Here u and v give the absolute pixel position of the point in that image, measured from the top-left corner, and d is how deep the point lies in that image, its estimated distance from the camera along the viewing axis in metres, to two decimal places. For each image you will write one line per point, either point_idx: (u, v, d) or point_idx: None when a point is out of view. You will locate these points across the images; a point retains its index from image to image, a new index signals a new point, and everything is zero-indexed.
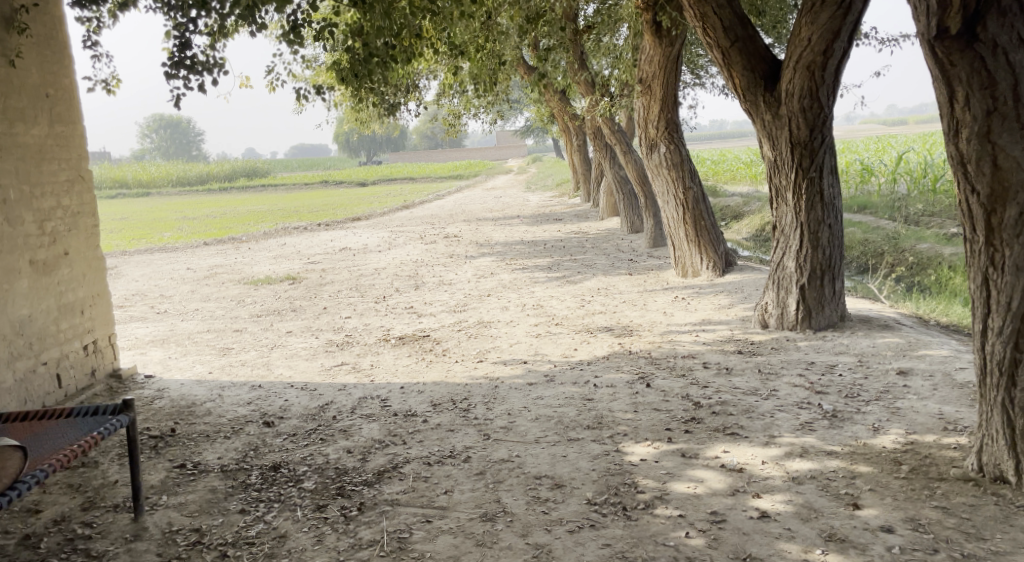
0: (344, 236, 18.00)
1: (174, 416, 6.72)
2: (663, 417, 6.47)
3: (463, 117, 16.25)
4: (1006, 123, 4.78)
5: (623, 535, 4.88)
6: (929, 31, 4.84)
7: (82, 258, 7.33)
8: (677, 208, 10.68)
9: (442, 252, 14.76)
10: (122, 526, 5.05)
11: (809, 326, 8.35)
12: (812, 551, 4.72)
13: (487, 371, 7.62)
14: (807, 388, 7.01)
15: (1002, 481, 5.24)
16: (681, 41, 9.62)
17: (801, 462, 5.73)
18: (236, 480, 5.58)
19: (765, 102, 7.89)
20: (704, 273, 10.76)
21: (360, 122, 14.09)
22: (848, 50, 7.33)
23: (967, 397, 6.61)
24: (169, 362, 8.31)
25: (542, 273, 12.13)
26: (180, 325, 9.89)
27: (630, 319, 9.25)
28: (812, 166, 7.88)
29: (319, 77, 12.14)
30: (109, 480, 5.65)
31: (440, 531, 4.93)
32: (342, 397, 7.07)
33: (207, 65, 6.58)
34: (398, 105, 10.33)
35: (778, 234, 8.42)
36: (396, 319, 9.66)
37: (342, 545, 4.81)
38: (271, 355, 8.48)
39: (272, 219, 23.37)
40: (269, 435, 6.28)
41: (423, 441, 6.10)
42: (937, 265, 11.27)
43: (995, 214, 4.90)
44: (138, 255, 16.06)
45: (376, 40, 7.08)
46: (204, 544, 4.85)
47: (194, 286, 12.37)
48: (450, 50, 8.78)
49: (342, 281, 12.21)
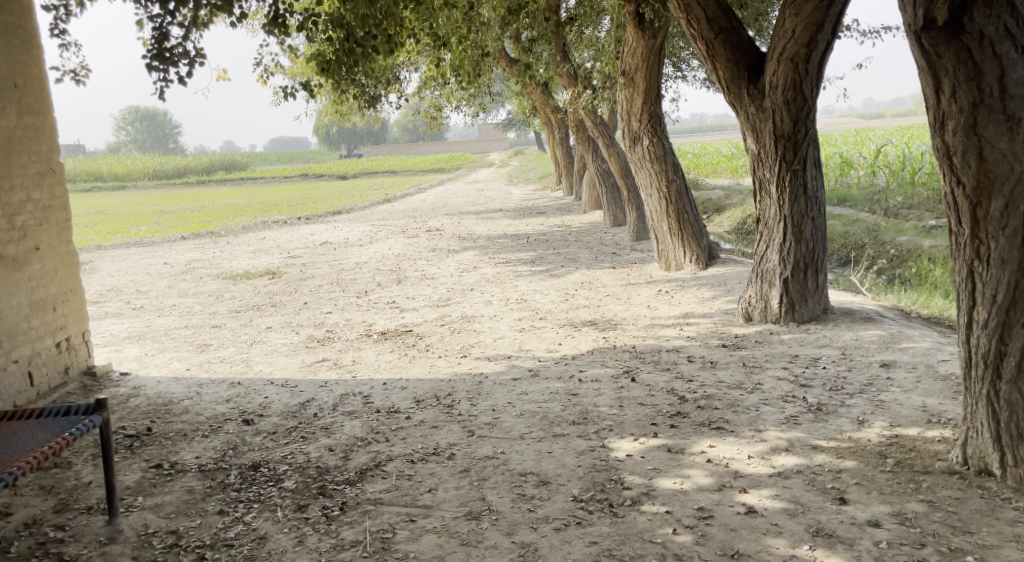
0: (324, 230, 17.83)
1: (151, 414, 6.59)
2: (648, 411, 6.42)
3: (445, 110, 16.14)
4: (993, 116, 4.76)
5: (609, 533, 4.82)
6: (915, 22, 4.83)
7: (54, 254, 7.17)
8: (661, 200, 10.63)
9: (423, 245, 14.64)
10: (97, 528, 4.94)
11: (792, 319, 8.33)
12: (799, 546, 4.68)
13: (472, 367, 7.53)
14: (792, 382, 6.99)
15: (987, 473, 5.24)
16: (664, 33, 9.52)
17: (788, 457, 5.69)
18: (214, 480, 5.47)
19: (749, 94, 7.83)
20: (687, 267, 10.71)
21: (341, 114, 13.94)
22: (831, 42, 7.30)
23: (951, 389, 6.62)
24: (146, 360, 8.16)
25: (525, 266, 12.06)
26: (157, 321, 9.74)
27: (615, 313, 9.19)
28: (795, 159, 7.84)
29: (299, 69, 11.96)
30: (83, 482, 5.53)
31: (424, 530, 4.86)
32: (323, 393, 6.96)
33: (186, 54, 6.47)
34: (379, 98, 10.21)
35: (761, 227, 8.37)
36: (378, 314, 9.56)
37: (324, 546, 4.73)
38: (251, 351, 8.35)
39: (253, 213, 23.16)
40: (248, 433, 6.17)
41: (407, 438, 6.01)
42: (918, 257, 11.31)
43: (980, 206, 4.88)
44: (115, 249, 15.84)
45: (360, 30, 7.00)
46: (181, 547, 4.75)
47: (172, 280, 12.21)
48: (433, 41, 8.67)
49: (324, 275, 12.09)
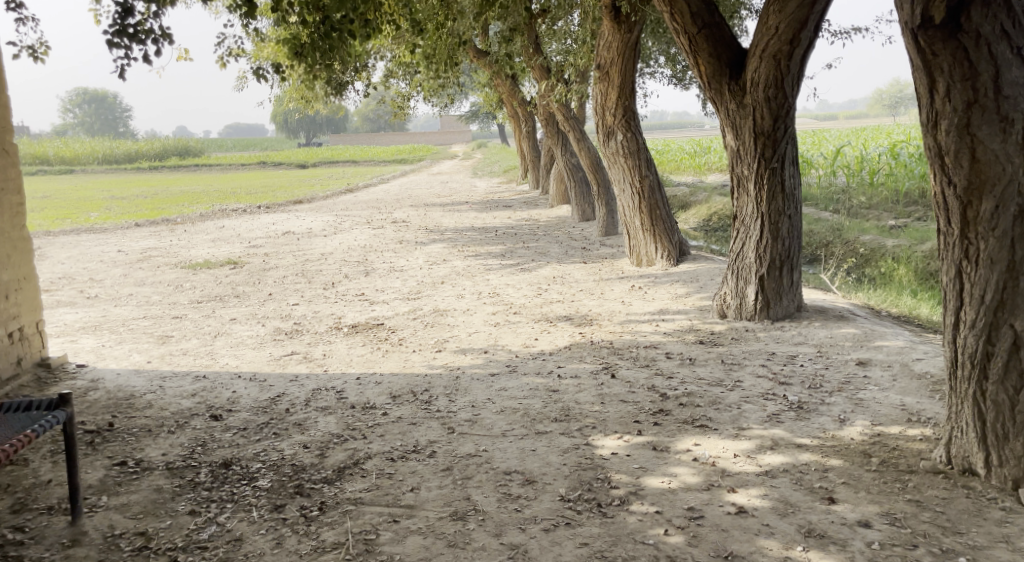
0: (286, 219, 17.40)
1: (112, 409, 6.28)
2: (630, 408, 6.29)
3: (411, 99, 15.89)
4: (986, 115, 4.69)
5: (600, 534, 4.67)
6: (912, 20, 4.71)
7: (7, 239, 6.79)
8: (633, 196, 10.54)
9: (389, 237, 14.38)
10: (59, 530, 4.64)
11: (767, 317, 8.28)
12: (792, 548, 4.58)
13: (447, 361, 7.33)
14: (770, 379, 6.93)
15: (971, 473, 5.19)
16: (640, 27, 9.37)
17: (773, 455, 5.60)
18: (183, 478, 5.21)
19: (729, 91, 7.76)
20: (659, 263, 10.63)
21: (306, 100, 13.63)
22: (813, 40, 7.22)
23: (927, 388, 6.61)
24: (103, 351, 7.81)
25: (495, 260, 11.88)
26: (113, 310, 9.36)
27: (589, 308, 9.06)
28: (774, 157, 7.77)
29: (263, 52, 11.59)
30: (42, 480, 5.22)
31: (408, 531, 4.66)
32: (294, 388, 6.71)
33: (151, 32, 6.17)
34: (349, 83, 9.98)
35: (738, 225, 8.31)
36: (347, 306, 9.29)
37: (305, 548, 4.50)
38: (215, 344, 8.05)
39: (210, 200, 22.61)
40: (218, 429, 5.91)
41: (385, 435, 5.80)
42: (882, 256, 11.41)
43: (971, 207, 4.82)
44: (66, 235, 15.29)
45: (337, 13, 6.83)
46: (151, 550, 4.48)
47: (127, 269, 11.77)
48: (412, 28, 8.48)
49: (288, 266, 11.77)
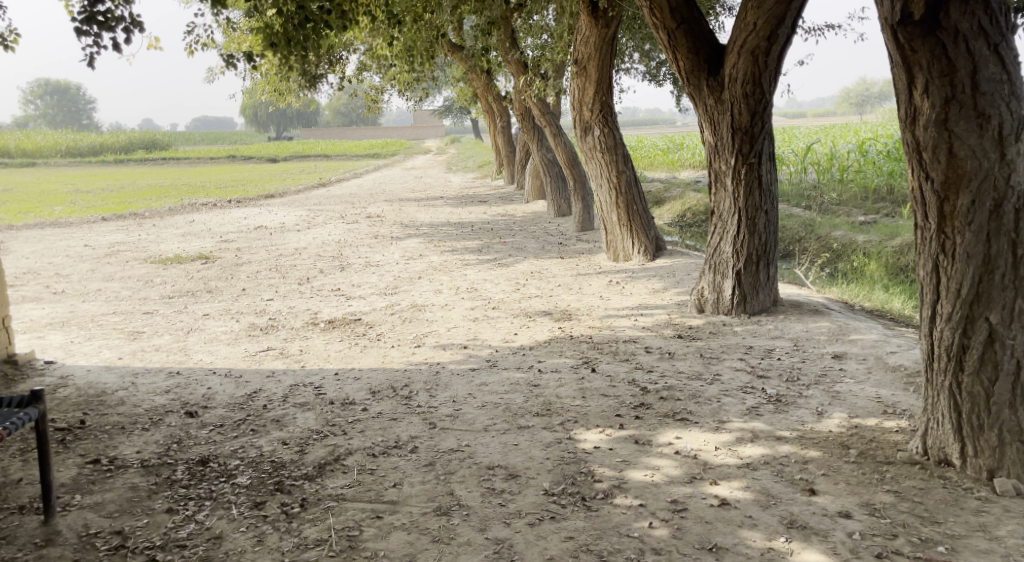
0: (257, 213, 17.20)
1: (84, 406, 6.15)
2: (611, 402, 6.28)
3: (385, 93, 15.80)
4: (963, 111, 4.68)
5: (585, 527, 4.64)
6: (892, 16, 4.71)
7: None
8: (610, 191, 10.54)
9: (364, 232, 14.27)
10: (31, 530, 4.53)
11: (743, 311, 8.32)
12: (775, 539, 4.57)
13: (426, 357, 7.27)
14: (749, 372, 6.95)
15: (946, 463, 5.20)
16: (617, 23, 9.36)
17: (753, 447, 5.62)
18: (160, 476, 5.10)
19: (708, 87, 7.79)
20: (635, 258, 10.64)
21: (279, 92, 13.49)
22: (791, 36, 7.23)
23: (902, 380, 6.68)
24: (73, 347, 7.65)
25: (472, 255, 11.83)
26: (82, 306, 9.16)
27: (567, 303, 9.05)
28: (751, 153, 7.80)
29: (234, 44, 11.42)
30: (12, 479, 5.09)
31: (392, 528, 4.59)
32: (271, 384, 6.62)
33: (121, 20, 5.99)
34: (324, 74, 9.89)
35: (715, 219, 8.32)
36: (323, 301, 9.19)
37: (286, 545, 4.42)
38: (188, 340, 7.91)
39: (177, 194, 22.33)
40: (194, 426, 5.81)
41: (365, 431, 5.72)
42: (854, 251, 11.52)
43: (948, 202, 4.82)
44: (30, 230, 14.97)
45: (312, 3, 6.71)
46: (128, 549, 4.38)
47: (95, 264, 11.53)
48: (389, 19, 8.43)
49: (262, 261, 11.63)
